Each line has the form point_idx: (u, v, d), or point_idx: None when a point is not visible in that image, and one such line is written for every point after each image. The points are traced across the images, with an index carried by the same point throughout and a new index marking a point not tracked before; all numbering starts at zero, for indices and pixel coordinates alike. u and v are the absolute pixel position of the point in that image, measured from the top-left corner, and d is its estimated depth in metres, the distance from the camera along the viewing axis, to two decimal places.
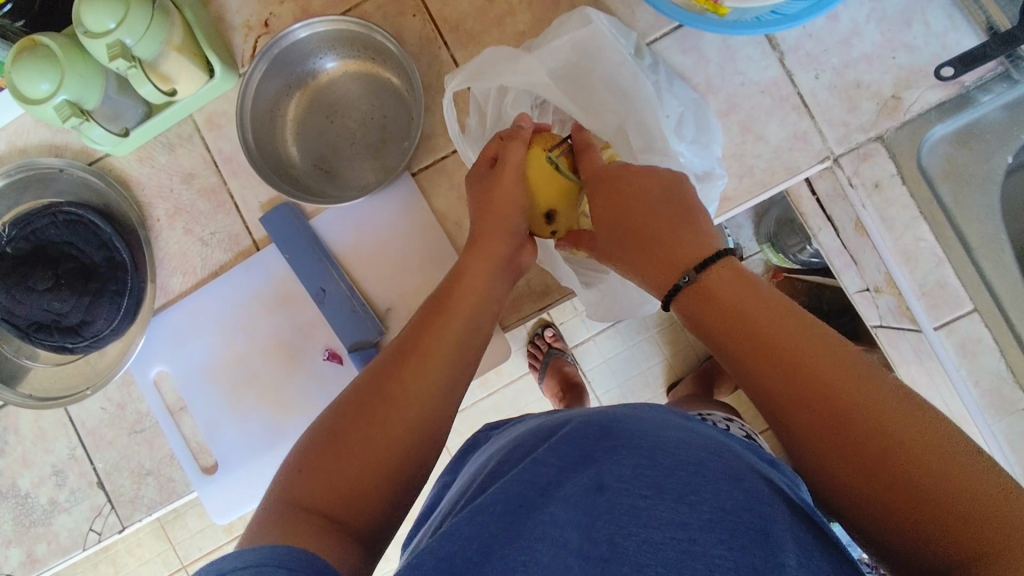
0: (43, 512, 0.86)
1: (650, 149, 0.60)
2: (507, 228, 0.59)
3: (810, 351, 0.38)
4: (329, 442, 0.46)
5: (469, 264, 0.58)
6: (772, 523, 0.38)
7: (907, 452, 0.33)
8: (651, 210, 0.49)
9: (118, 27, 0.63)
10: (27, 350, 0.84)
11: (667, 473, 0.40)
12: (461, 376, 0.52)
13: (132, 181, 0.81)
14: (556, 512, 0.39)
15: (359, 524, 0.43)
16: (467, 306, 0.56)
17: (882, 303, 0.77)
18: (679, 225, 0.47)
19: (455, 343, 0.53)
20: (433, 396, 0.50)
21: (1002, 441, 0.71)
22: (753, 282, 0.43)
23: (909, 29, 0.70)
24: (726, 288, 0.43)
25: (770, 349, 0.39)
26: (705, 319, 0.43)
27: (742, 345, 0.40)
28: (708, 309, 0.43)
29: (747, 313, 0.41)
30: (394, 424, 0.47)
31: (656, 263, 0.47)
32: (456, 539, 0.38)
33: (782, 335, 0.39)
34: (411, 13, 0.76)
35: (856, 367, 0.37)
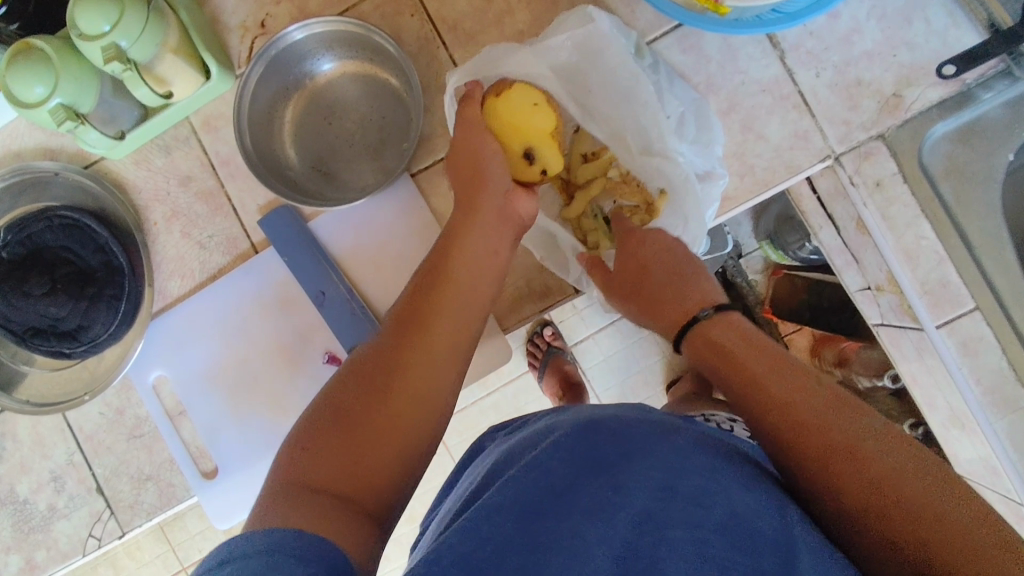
0: (42, 519, 0.85)
1: (649, 152, 0.62)
2: (484, 185, 0.60)
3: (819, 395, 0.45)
4: (334, 424, 0.45)
5: (465, 232, 0.58)
6: (789, 535, 0.37)
7: (895, 474, 0.38)
8: (670, 266, 0.63)
9: (113, 29, 0.62)
10: (24, 355, 0.84)
11: (679, 476, 0.39)
12: (460, 346, 0.53)
13: (128, 184, 0.80)
14: (570, 519, 0.38)
15: (370, 504, 0.43)
16: (465, 277, 0.56)
17: (883, 302, 0.76)
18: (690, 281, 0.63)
19: (454, 312, 0.54)
20: (436, 367, 0.50)
21: (1003, 439, 0.71)
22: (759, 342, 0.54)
23: (909, 26, 0.69)
24: (737, 344, 0.54)
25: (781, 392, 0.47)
26: (728, 367, 0.52)
27: (747, 390, 0.49)
28: (718, 359, 0.54)
29: (753, 366, 0.50)
30: (399, 398, 0.47)
31: (668, 304, 0.63)
32: (471, 539, 0.36)
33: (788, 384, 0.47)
34: (408, 13, 0.75)
35: (848, 406, 0.44)
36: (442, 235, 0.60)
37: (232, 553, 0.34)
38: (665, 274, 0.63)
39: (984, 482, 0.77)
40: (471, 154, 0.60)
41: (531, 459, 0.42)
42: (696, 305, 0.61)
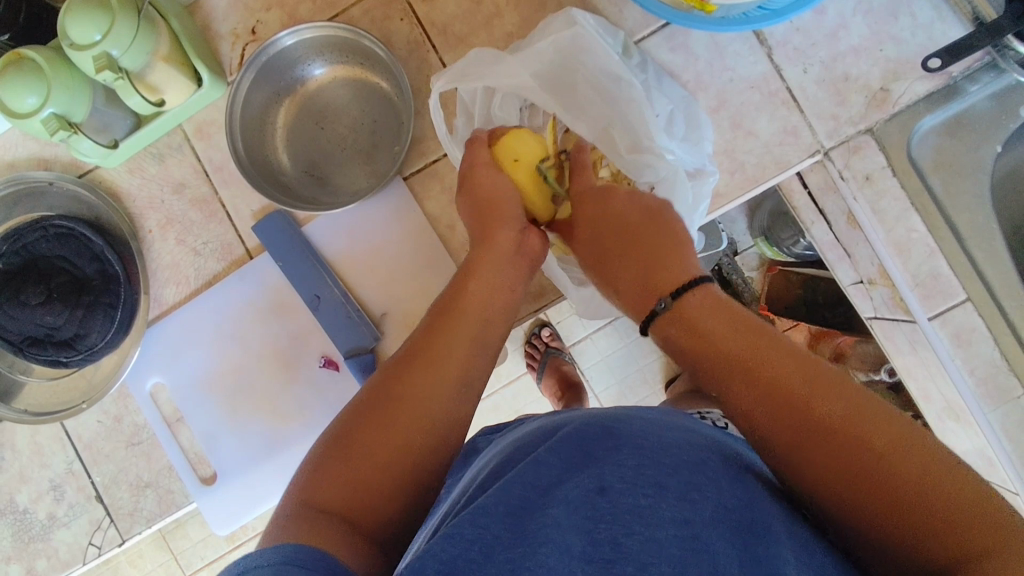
0: (41, 528, 0.86)
1: (639, 149, 0.61)
2: (501, 213, 0.60)
3: (783, 363, 0.43)
4: (338, 446, 0.46)
5: (481, 262, 0.59)
6: (766, 517, 0.39)
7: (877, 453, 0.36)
8: (633, 235, 0.57)
9: (104, 38, 0.62)
10: (21, 365, 0.84)
11: (667, 472, 0.40)
12: (473, 380, 0.52)
13: (123, 193, 0.81)
14: (558, 513, 0.38)
15: (370, 524, 0.43)
16: (482, 310, 0.56)
17: (875, 296, 0.77)
18: (664, 259, 0.55)
19: (467, 346, 0.53)
20: (450, 398, 0.50)
21: (999, 430, 0.71)
22: (724, 304, 0.49)
23: (895, 21, 0.70)
24: (700, 313, 0.49)
25: (748, 364, 0.44)
26: (683, 337, 0.49)
27: (709, 360, 0.46)
28: (682, 327, 0.49)
29: (713, 330, 0.47)
30: (409, 430, 0.47)
31: (638, 289, 0.55)
32: (458, 540, 0.36)
33: (755, 355, 0.44)
34: (398, 17, 0.76)
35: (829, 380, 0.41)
36: (460, 268, 0.60)
37: (253, 562, 0.34)
38: (629, 247, 0.57)
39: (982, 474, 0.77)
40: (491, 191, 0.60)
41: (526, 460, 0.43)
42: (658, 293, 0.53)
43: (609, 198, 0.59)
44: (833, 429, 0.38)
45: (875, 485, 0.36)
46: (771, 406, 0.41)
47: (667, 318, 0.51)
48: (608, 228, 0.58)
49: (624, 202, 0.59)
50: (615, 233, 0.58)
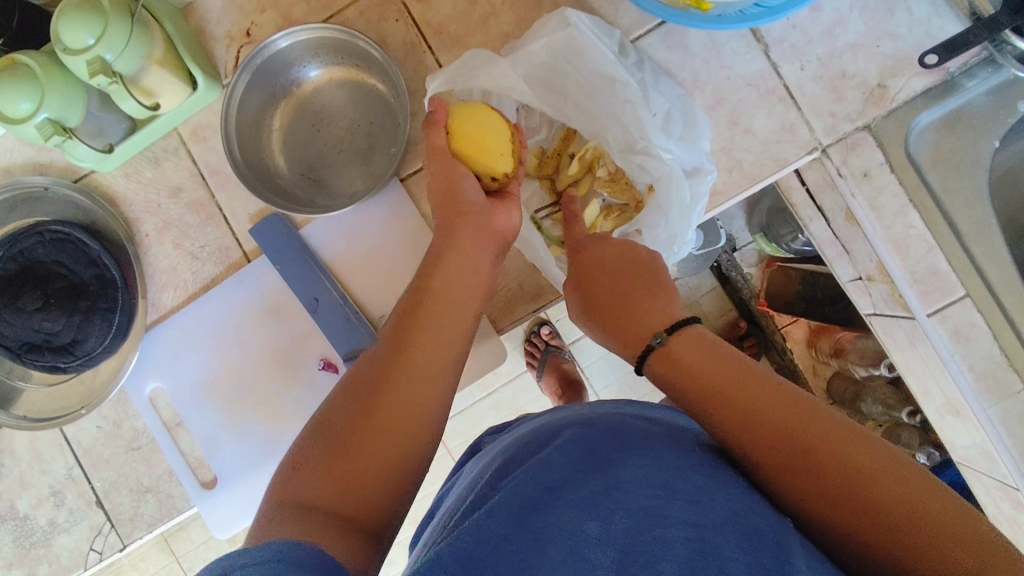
0: (42, 534, 0.85)
1: (634, 149, 0.63)
2: (460, 206, 0.60)
3: (779, 395, 0.41)
4: (323, 443, 0.45)
5: (450, 249, 0.58)
6: (782, 530, 0.37)
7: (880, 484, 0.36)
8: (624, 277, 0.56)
9: (97, 42, 0.62)
10: (20, 371, 0.84)
11: (677, 475, 0.40)
12: (447, 367, 0.52)
13: (119, 197, 0.80)
14: (567, 513, 0.38)
15: (361, 519, 0.43)
16: (451, 299, 0.55)
17: (874, 292, 0.77)
18: (653, 299, 0.53)
19: (439, 332, 0.53)
20: (425, 386, 0.50)
21: (998, 426, 0.71)
22: (716, 345, 0.47)
23: (892, 17, 0.70)
24: (695, 354, 0.46)
25: (743, 397, 0.42)
26: (673, 373, 0.46)
27: (702, 399, 0.44)
28: (673, 364, 0.47)
29: (710, 369, 0.45)
30: (390, 424, 0.47)
31: (633, 329, 0.52)
32: (464, 541, 0.36)
33: (747, 387, 0.42)
34: (393, 18, 0.75)
35: (823, 414, 0.40)
36: (425, 261, 0.59)
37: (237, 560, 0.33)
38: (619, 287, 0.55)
39: (982, 469, 0.77)
40: (446, 177, 0.61)
41: (535, 462, 0.43)
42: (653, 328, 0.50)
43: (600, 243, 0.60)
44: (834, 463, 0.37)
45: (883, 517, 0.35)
46: (771, 444, 0.40)
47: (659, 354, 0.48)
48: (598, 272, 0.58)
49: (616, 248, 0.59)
50: (599, 276, 0.57)
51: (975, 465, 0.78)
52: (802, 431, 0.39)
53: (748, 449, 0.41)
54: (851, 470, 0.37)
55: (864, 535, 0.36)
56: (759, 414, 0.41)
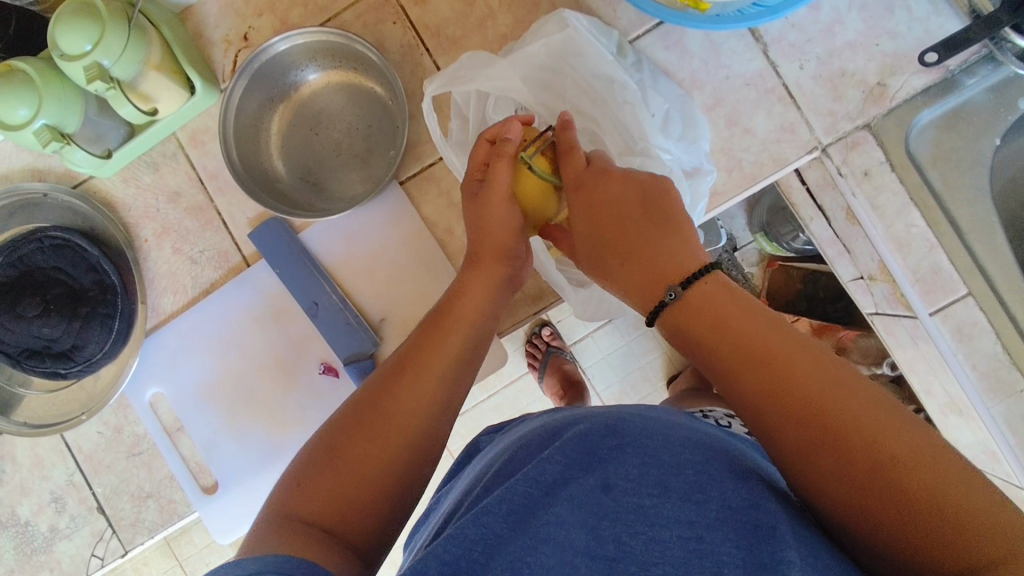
0: (44, 540, 0.85)
1: (633, 151, 0.62)
2: (494, 243, 0.58)
3: (808, 362, 0.39)
4: (324, 457, 0.46)
5: (469, 275, 0.58)
6: (778, 519, 0.37)
7: (909, 468, 0.34)
8: (637, 222, 0.50)
9: (95, 48, 0.62)
10: (21, 378, 0.83)
11: (674, 472, 0.40)
12: (458, 397, 0.52)
13: (118, 203, 0.80)
14: (563, 512, 0.38)
15: (353, 537, 0.43)
16: (467, 324, 0.55)
17: (876, 291, 0.77)
18: (669, 241, 0.48)
19: (456, 360, 0.53)
20: (435, 414, 0.50)
21: (1002, 425, 0.71)
22: (741, 299, 0.43)
23: (891, 15, 0.69)
24: (714, 305, 0.43)
25: (771, 363, 0.39)
26: (695, 329, 0.43)
27: (720, 354, 0.42)
28: (693, 320, 0.43)
29: (734, 333, 0.41)
30: (394, 446, 0.47)
31: (646, 278, 0.47)
32: (459, 541, 0.36)
33: (774, 351, 0.40)
34: (391, 20, 0.75)
35: (855, 387, 0.37)
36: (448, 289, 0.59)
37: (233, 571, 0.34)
38: (631, 233, 0.49)
39: (986, 468, 0.77)
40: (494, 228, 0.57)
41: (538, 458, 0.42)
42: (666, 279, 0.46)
43: (602, 180, 0.52)
44: (863, 441, 0.35)
45: (909, 502, 0.33)
46: (790, 423, 0.38)
47: (674, 309, 0.45)
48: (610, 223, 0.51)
49: (622, 184, 0.52)
50: (610, 224, 0.51)
51: (978, 464, 0.78)
52: (831, 405, 0.37)
53: (770, 422, 0.38)
54: (861, 442, 0.35)
55: (885, 522, 0.34)
56: (778, 386, 0.38)
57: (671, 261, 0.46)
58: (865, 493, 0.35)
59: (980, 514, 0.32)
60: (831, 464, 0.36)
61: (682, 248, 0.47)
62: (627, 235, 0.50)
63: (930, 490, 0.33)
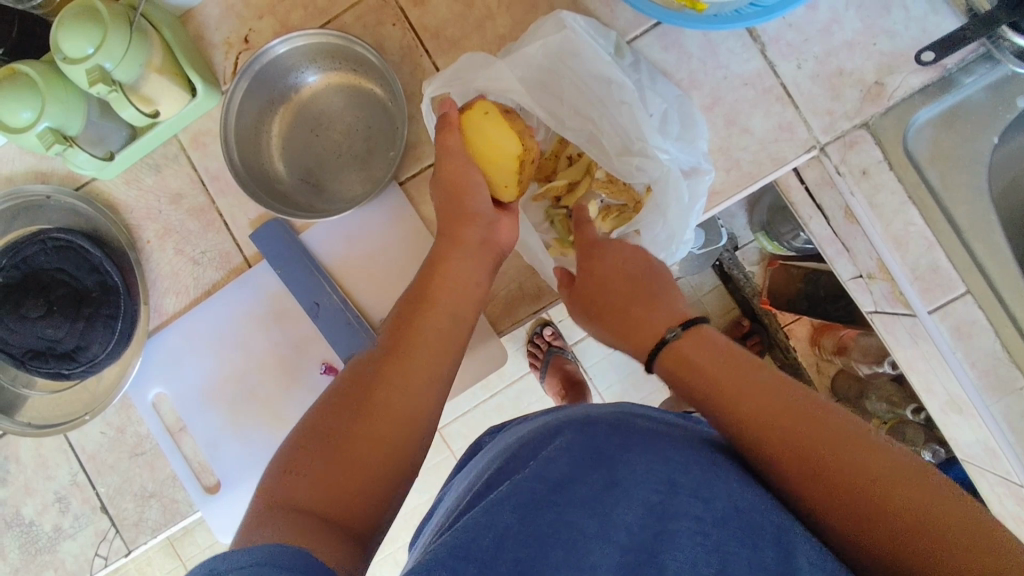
0: (48, 539, 0.86)
1: (631, 152, 0.63)
2: (467, 212, 0.60)
3: (791, 400, 0.44)
4: (315, 444, 0.46)
5: (448, 257, 0.60)
6: (786, 529, 0.38)
7: (888, 485, 0.37)
8: (635, 281, 0.59)
9: (97, 52, 0.63)
10: (24, 379, 0.84)
11: (680, 471, 0.40)
12: (442, 370, 0.53)
13: (120, 204, 0.81)
14: (568, 508, 0.38)
15: (350, 519, 0.43)
16: (446, 298, 0.57)
17: (875, 290, 0.77)
18: (664, 299, 0.57)
19: (437, 334, 0.55)
20: (418, 389, 0.50)
21: (1001, 422, 0.71)
22: (726, 347, 0.50)
23: (888, 14, 0.70)
24: (706, 353, 0.50)
25: (758, 402, 0.44)
26: (687, 372, 0.49)
27: (711, 394, 0.47)
28: (687, 365, 0.50)
29: (725, 374, 0.47)
30: (380, 423, 0.48)
31: (643, 326, 0.55)
32: (467, 536, 0.36)
33: (761, 390, 0.45)
34: (390, 22, 0.76)
35: (832, 419, 0.42)
36: (426, 262, 0.61)
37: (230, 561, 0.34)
38: (633, 291, 0.58)
39: (985, 466, 0.77)
40: (460, 185, 0.60)
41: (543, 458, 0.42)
42: (664, 323, 0.54)
43: (609, 247, 0.62)
44: (843, 464, 0.39)
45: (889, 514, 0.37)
46: (778, 451, 0.42)
47: (671, 352, 0.52)
48: (610, 275, 0.60)
49: (625, 251, 0.61)
50: (615, 280, 0.60)
51: (978, 462, 0.78)
52: (813, 434, 0.41)
53: (758, 450, 0.43)
54: (846, 466, 0.39)
55: (871, 534, 0.37)
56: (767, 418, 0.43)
57: (666, 312, 0.55)
58: (848, 508, 0.38)
59: (956, 522, 0.35)
60: (816, 483, 0.40)
61: (673, 306, 0.56)
62: (627, 287, 0.59)
63: (907, 503, 0.36)
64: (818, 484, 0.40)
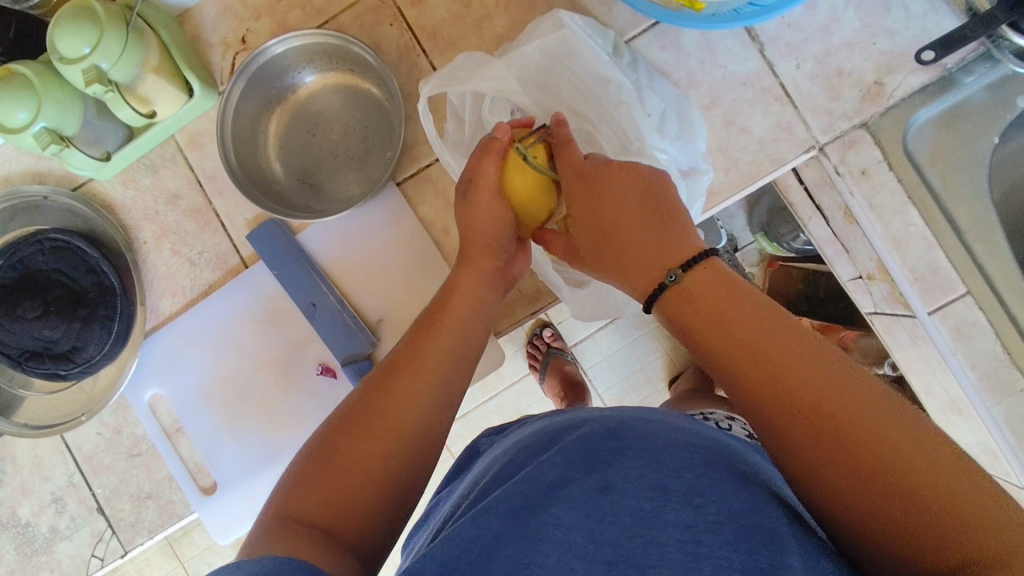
0: (45, 540, 0.86)
1: (629, 151, 0.61)
2: (487, 241, 0.59)
3: (802, 353, 0.38)
4: (322, 458, 0.46)
5: (460, 278, 0.59)
6: (778, 530, 0.36)
7: (898, 458, 0.33)
8: (637, 212, 0.49)
9: (92, 52, 0.62)
10: (21, 379, 0.84)
11: (672, 474, 0.39)
12: (456, 390, 0.53)
13: (117, 205, 0.81)
14: (562, 512, 0.38)
15: (355, 536, 0.43)
16: (462, 318, 0.56)
17: (875, 291, 0.77)
18: (669, 230, 0.48)
19: (450, 351, 0.53)
20: (430, 408, 0.50)
21: (1002, 424, 0.71)
22: (734, 284, 0.43)
23: (887, 14, 0.69)
24: (709, 292, 0.43)
25: (764, 354, 0.39)
26: (689, 315, 0.43)
27: (714, 342, 0.41)
28: (690, 307, 0.43)
29: (729, 318, 0.41)
30: (391, 442, 0.47)
31: (643, 264, 0.47)
32: (457, 542, 0.37)
33: (767, 339, 0.39)
34: (388, 22, 0.75)
35: (847, 376, 0.36)
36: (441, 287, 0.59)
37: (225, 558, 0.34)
38: (633, 224, 0.49)
39: (986, 468, 0.77)
40: (491, 223, 0.58)
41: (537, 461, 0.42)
42: (665, 264, 0.46)
43: (600, 176, 0.52)
44: (851, 433, 0.35)
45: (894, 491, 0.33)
46: (782, 414, 0.37)
47: (672, 293, 0.44)
48: (605, 210, 0.51)
49: (621, 177, 0.52)
50: (610, 212, 0.50)
51: (979, 463, 0.78)
52: (822, 395, 0.36)
53: (759, 412, 0.39)
54: (854, 433, 0.35)
55: (871, 513, 0.34)
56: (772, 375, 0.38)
57: (669, 247, 0.46)
58: (850, 482, 0.34)
59: (969, 504, 0.31)
60: (817, 453, 0.36)
61: (681, 236, 0.47)
62: (624, 221, 0.50)
63: (916, 479, 0.33)
64: (820, 453, 0.36)
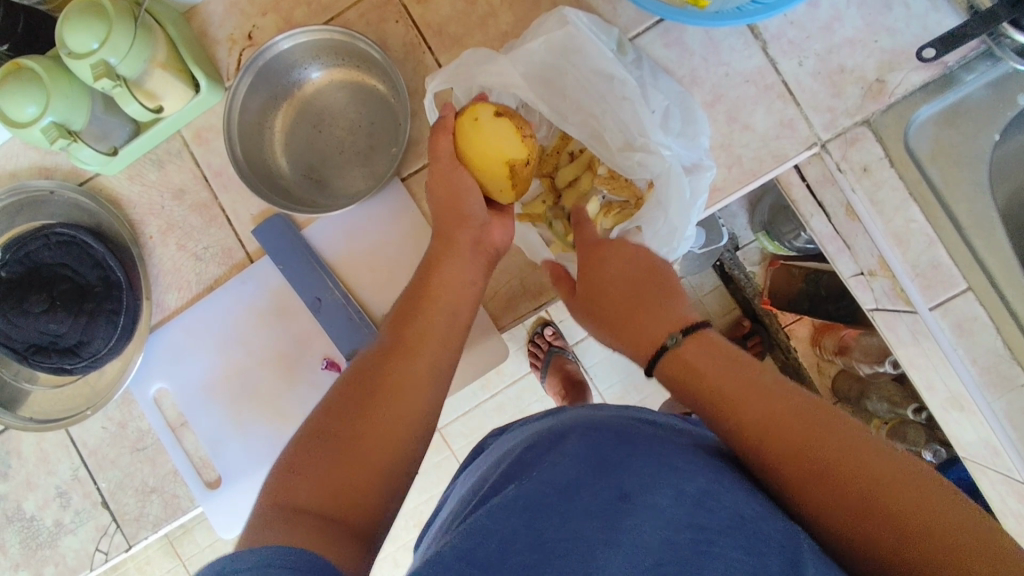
0: (49, 535, 0.86)
1: (632, 147, 0.63)
2: (463, 215, 0.59)
3: (788, 405, 0.44)
4: (318, 446, 0.46)
5: (441, 257, 0.59)
6: (794, 537, 0.37)
7: (881, 485, 0.38)
8: (639, 287, 0.59)
9: (102, 47, 0.63)
10: (26, 373, 0.84)
11: (686, 479, 0.40)
12: (443, 370, 0.53)
13: (123, 200, 0.81)
14: (574, 515, 0.38)
15: (355, 518, 0.44)
16: (445, 298, 0.56)
17: (876, 287, 0.78)
18: (665, 303, 0.57)
19: (437, 335, 0.54)
20: (419, 390, 0.51)
21: (1003, 420, 0.71)
22: (726, 351, 0.51)
23: (889, 12, 0.70)
24: (704, 360, 0.51)
25: (756, 406, 0.45)
26: (686, 377, 0.50)
27: (709, 398, 0.48)
28: (688, 371, 0.51)
29: (723, 378, 0.48)
30: (382, 424, 0.48)
31: (643, 331, 0.56)
32: (474, 535, 0.38)
33: (757, 394, 0.46)
34: (394, 19, 0.76)
35: (828, 423, 0.43)
36: (424, 261, 0.60)
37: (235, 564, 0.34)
38: (637, 298, 0.58)
39: (987, 464, 0.77)
40: (454, 191, 0.58)
41: (551, 462, 0.42)
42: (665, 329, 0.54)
43: (611, 246, 0.62)
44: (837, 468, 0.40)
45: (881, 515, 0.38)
46: (777, 453, 0.42)
47: (672, 356, 0.52)
48: (611, 280, 0.60)
49: (628, 254, 0.61)
50: (616, 285, 0.60)
51: (980, 459, 0.78)
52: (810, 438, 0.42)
53: (755, 452, 0.44)
54: (841, 468, 0.40)
55: (867, 534, 0.38)
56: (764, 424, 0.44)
57: (667, 318, 0.56)
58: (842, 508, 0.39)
59: (948, 519, 0.36)
60: (812, 483, 0.40)
61: (677, 309, 0.56)
62: (627, 293, 0.59)
63: (900, 503, 0.37)
64: (814, 484, 0.40)
